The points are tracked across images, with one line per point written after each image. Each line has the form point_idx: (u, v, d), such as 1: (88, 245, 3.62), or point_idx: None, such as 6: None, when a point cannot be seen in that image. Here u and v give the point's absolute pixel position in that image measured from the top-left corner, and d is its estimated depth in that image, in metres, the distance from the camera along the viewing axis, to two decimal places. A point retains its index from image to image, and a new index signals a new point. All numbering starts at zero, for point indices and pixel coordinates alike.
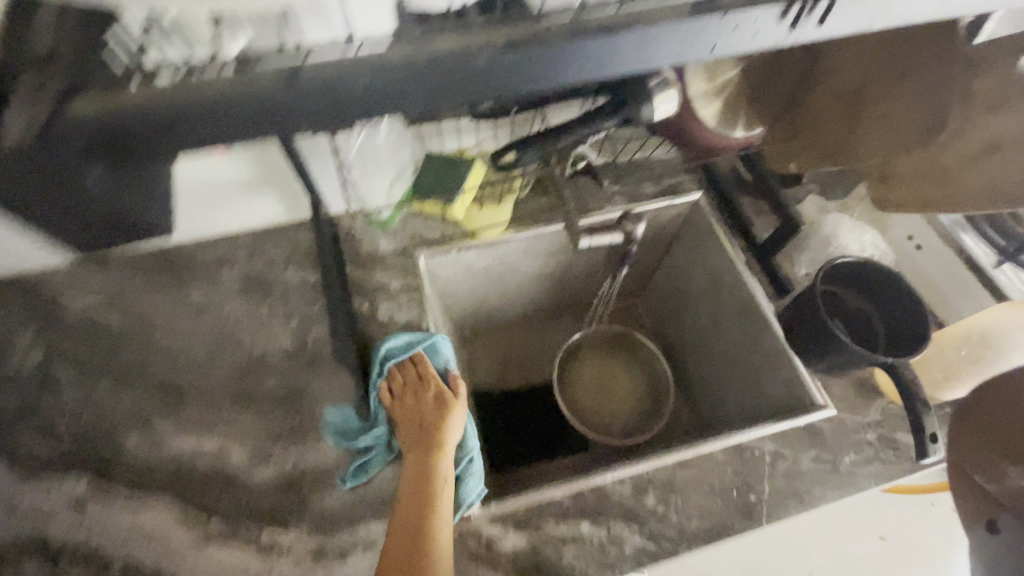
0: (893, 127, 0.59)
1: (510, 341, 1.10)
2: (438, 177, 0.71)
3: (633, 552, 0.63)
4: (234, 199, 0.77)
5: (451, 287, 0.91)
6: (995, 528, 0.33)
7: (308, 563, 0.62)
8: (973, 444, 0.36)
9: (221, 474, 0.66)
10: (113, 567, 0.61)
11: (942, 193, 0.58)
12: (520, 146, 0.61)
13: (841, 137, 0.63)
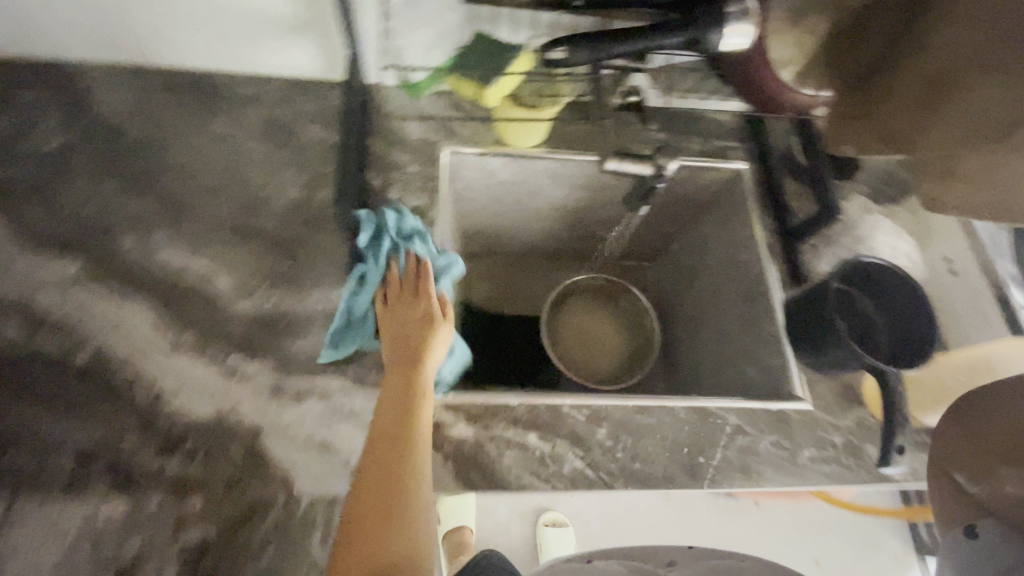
0: (961, 119, 0.59)
1: (513, 268, 1.09)
2: (481, 58, 0.68)
3: (570, 473, 0.64)
4: (273, 36, 0.76)
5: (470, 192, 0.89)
6: (973, 532, 0.51)
7: (266, 394, 0.64)
8: (975, 454, 0.53)
9: (203, 294, 0.68)
10: (88, 346, 0.63)
11: (992, 199, 0.60)
12: (570, 45, 0.57)
13: (911, 126, 0.65)
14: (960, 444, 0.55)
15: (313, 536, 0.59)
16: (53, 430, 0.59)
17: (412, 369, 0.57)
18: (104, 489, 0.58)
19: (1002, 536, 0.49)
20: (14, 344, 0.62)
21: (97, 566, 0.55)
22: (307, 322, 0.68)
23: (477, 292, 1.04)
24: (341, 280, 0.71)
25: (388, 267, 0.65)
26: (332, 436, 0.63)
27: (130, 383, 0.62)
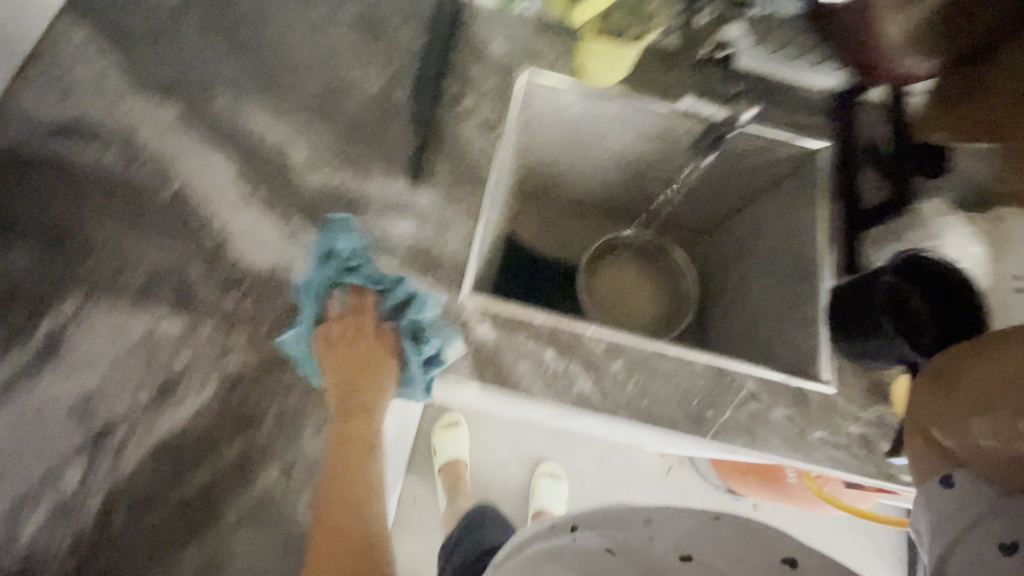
0: None
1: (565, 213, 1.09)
2: None
3: (578, 393, 0.67)
4: None
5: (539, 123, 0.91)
6: (949, 482, 0.43)
7: (318, 259, 0.69)
8: (947, 404, 0.45)
9: (278, 159, 0.73)
10: (173, 183, 0.70)
11: None
12: None
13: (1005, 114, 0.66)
14: (925, 393, 0.48)
15: None
16: (131, 247, 0.66)
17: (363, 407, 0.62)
18: (167, 307, 0.64)
19: (977, 484, 0.41)
20: (111, 169, 0.69)
21: (152, 369, 0.62)
22: (364, 205, 0.72)
23: (524, 228, 1.06)
24: (402, 174, 0.74)
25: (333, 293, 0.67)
26: (370, 309, 0.68)
27: (203, 223, 0.68)
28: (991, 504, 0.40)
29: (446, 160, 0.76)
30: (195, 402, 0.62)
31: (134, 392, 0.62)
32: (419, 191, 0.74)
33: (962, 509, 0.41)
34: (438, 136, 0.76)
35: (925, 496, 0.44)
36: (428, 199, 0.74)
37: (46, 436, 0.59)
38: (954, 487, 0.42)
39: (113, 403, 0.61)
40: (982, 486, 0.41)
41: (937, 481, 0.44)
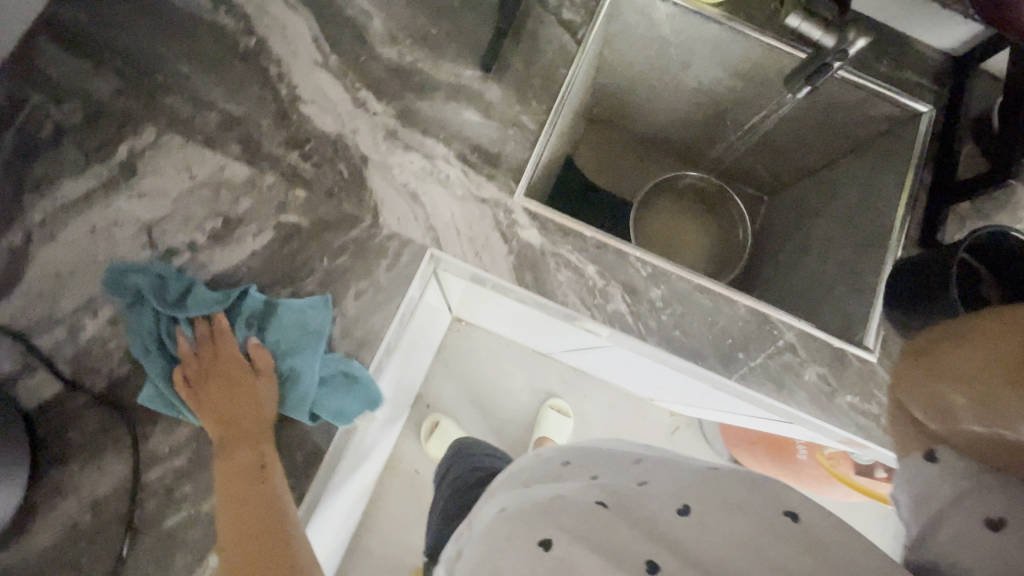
0: None
1: (627, 150, 1.04)
2: None
3: (612, 311, 0.68)
4: None
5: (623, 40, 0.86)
6: (933, 457, 0.34)
7: (383, 134, 0.69)
8: (936, 380, 0.34)
9: (356, 28, 0.72)
10: (254, 35, 0.70)
11: None
12: None
13: None
14: (911, 370, 0.36)
15: (382, 263, 0.67)
16: (211, 92, 0.68)
17: (245, 441, 0.57)
18: (235, 155, 0.67)
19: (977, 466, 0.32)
20: (197, 12, 0.70)
21: (214, 210, 0.66)
22: (433, 89, 0.71)
23: (583, 155, 1.00)
24: (475, 63, 0.73)
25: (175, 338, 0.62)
26: (422, 192, 0.69)
27: (277, 80, 0.69)
28: (982, 484, 0.32)
29: (521, 57, 0.73)
30: (249, 248, 0.65)
31: (196, 227, 0.65)
32: (489, 84, 0.72)
33: (946, 491, 0.33)
34: (518, 30, 0.74)
35: (902, 472, 0.36)
36: (497, 94, 0.72)
37: (114, 252, 0.64)
38: (938, 465, 0.34)
39: (176, 235, 0.65)
40: (975, 471, 0.32)
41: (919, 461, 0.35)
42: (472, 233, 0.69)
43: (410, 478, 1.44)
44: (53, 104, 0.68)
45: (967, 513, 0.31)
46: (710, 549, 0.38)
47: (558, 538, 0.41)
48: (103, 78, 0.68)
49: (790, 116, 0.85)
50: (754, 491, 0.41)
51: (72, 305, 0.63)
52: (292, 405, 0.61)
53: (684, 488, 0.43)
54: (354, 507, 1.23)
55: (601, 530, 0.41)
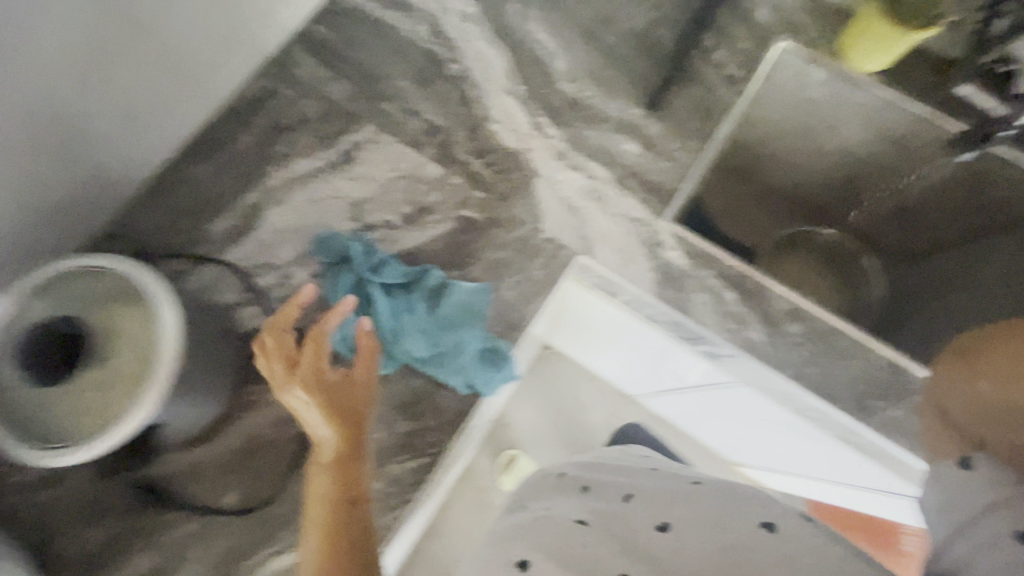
0: None
1: (755, 202, 1.01)
2: None
3: (746, 338, 0.73)
4: None
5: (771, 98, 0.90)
6: (968, 464, 0.37)
7: (554, 154, 0.80)
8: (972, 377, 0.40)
9: (543, 64, 0.84)
10: (459, 62, 0.84)
11: None
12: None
13: None
14: (954, 368, 0.41)
15: (538, 262, 0.77)
16: (421, 105, 0.82)
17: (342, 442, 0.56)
18: (431, 156, 0.81)
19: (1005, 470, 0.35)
20: (416, 39, 0.85)
21: (409, 198, 0.79)
22: (601, 120, 0.82)
23: (712, 195, 0.94)
24: (641, 103, 0.82)
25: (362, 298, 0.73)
26: (581, 207, 0.78)
27: (473, 100, 0.83)
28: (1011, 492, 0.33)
29: (683, 102, 0.82)
30: (432, 232, 0.77)
31: (392, 210, 0.78)
32: (652, 122, 0.81)
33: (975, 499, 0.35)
34: (683, 79, 0.83)
35: (935, 480, 0.38)
36: (657, 130, 0.81)
37: (327, 220, 0.78)
38: (971, 471, 0.36)
39: (377, 214, 0.78)
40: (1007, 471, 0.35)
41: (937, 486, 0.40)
42: (620, 248, 0.77)
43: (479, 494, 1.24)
44: (294, 96, 0.83)
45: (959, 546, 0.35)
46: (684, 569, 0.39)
47: (535, 558, 0.43)
48: (336, 82, 0.83)
49: (940, 183, 0.86)
50: (735, 507, 0.43)
51: (288, 257, 0.76)
52: (455, 371, 0.71)
53: (660, 509, 0.45)
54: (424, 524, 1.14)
55: (581, 544, 0.43)
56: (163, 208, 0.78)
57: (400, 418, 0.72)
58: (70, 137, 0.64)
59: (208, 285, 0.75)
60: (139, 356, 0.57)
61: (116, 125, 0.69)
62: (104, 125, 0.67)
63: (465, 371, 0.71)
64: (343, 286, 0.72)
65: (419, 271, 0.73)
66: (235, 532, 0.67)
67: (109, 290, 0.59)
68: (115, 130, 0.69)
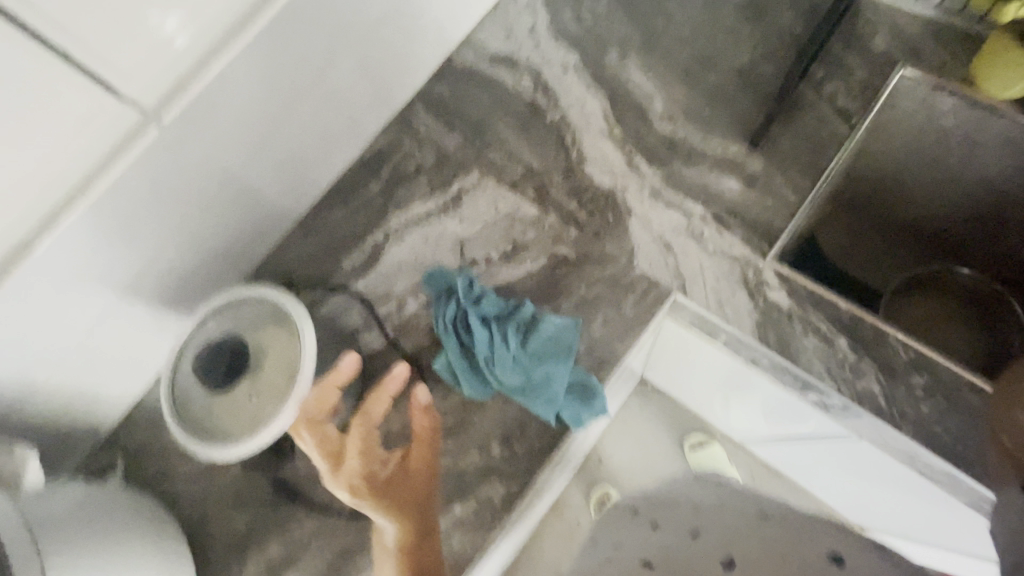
0: None
1: (878, 240, 0.93)
2: None
3: (861, 387, 0.67)
4: None
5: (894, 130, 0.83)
6: None
7: (649, 193, 0.82)
8: None
9: (640, 108, 0.87)
10: (560, 110, 0.90)
11: None
12: None
13: None
14: None
15: (631, 299, 0.78)
16: (523, 151, 0.89)
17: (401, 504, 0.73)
18: (531, 198, 0.87)
19: None
20: (521, 90, 0.93)
21: (510, 236, 0.85)
22: (698, 160, 0.82)
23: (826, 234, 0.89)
24: (741, 141, 0.82)
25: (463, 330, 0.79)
26: (676, 244, 0.79)
27: (572, 145, 0.88)
28: None
29: (789, 139, 0.80)
30: (529, 268, 0.83)
31: (494, 247, 0.85)
32: (753, 159, 0.80)
33: None
34: (789, 116, 0.81)
35: None
36: (759, 167, 0.80)
37: (436, 256, 0.86)
38: None
39: (480, 250, 0.85)
40: None
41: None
42: (717, 286, 0.76)
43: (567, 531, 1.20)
44: (412, 146, 0.94)
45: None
46: None
47: None
48: (449, 132, 0.93)
49: None
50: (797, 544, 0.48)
51: (402, 288, 0.86)
52: (547, 403, 0.74)
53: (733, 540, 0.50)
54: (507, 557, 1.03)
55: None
56: (299, 242, 0.91)
57: (494, 442, 0.76)
58: (239, 189, 0.77)
59: (335, 310, 0.86)
60: (283, 370, 0.68)
61: (274, 175, 0.81)
62: (265, 177, 0.80)
63: (555, 404, 0.73)
64: (447, 318, 0.79)
65: (515, 306, 0.79)
66: (348, 532, 0.76)
67: (263, 314, 0.71)
68: (274, 180, 0.82)
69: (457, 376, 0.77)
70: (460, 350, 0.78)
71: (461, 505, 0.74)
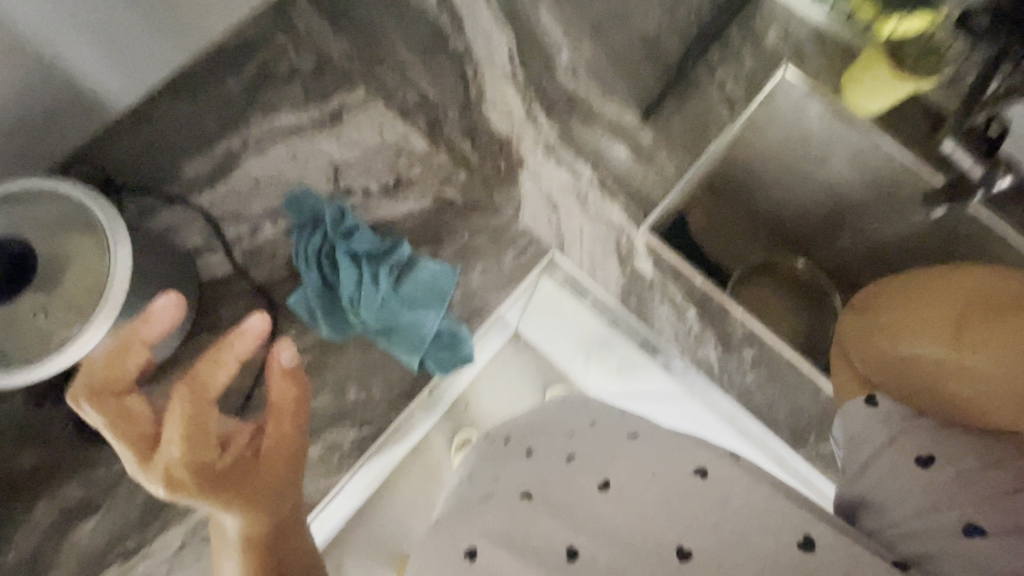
0: None
1: (738, 224, 1.03)
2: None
3: (702, 355, 0.74)
4: None
5: (766, 128, 0.89)
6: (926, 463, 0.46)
7: (542, 147, 0.79)
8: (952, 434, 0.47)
9: (546, 53, 0.83)
10: (463, 39, 0.83)
11: None
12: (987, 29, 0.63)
13: None
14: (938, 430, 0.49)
15: (508, 248, 0.77)
16: (416, 75, 0.80)
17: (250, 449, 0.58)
18: (420, 130, 0.80)
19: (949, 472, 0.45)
20: None
21: (392, 169, 0.78)
22: (595, 120, 0.81)
23: (696, 215, 0.96)
24: (637, 109, 0.82)
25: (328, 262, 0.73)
26: (560, 203, 0.78)
27: (471, 79, 0.81)
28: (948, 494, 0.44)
29: (678, 115, 0.82)
30: (409, 206, 0.77)
31: (373, 177, 0.78)
32: (644, 130, 0.81)
33: (933, 491, 0.45)
34: (682, 94, 0.83)
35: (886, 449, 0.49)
36: (649, 139, 0.81)
37: (304, 178, 0.77)
38: (925, 469, 0.46)
39: (357, 180, 0.77)
40: (997, 524, 0.41)
41: (915, 463, 0.47)
42: (591, 250, 0.77)
43: (428, 471, 1.23)
44: (292, 50, 0.82)
45: (937, 521, 0.43)
46: (624, 520, 0.44)
47: (482, 544, 0.44)
48: (334, 37, 0.82)
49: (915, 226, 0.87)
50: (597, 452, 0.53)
51: (260, 209, 0.75)
52: (410, 347, 0.71)
53: (603, 463, 0.50)
54: (363, 491, 1.04)
55: (525, 521, 0.46)
56: (136, 138, 0.76)
57: (349, 386, 0.71)
58: (64, 74, 0.71)
59: (175, 225, 0.74)
60: (86, 286, 0.56)
61: (114, 66, 0.74)
62: (101, 67, 0.73)
63: (419, 349, 0.71)
64: (311, 247, 0.72)
65: (389, 243, 0.73)
66: None
67: (69, 216, 0.58)
68: (113, 72, 0.75)
69: (313, 312, 0.71)
70: (321, 286, 0.71)
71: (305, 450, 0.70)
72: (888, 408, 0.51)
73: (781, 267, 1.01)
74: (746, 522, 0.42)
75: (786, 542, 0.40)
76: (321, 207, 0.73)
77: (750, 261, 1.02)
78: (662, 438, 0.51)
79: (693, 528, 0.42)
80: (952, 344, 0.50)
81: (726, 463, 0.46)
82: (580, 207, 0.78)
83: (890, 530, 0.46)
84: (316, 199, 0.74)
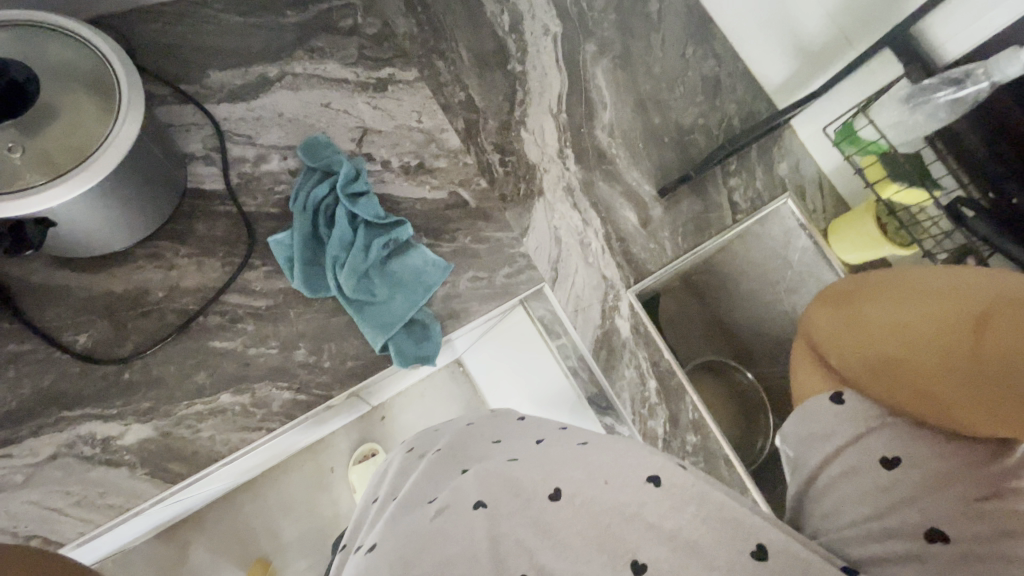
0: None
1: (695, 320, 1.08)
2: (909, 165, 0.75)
3: (649, 424, 0.76)
4: (776, 40, 0.91)
5: (755, 243, 0.96)
6: (892, 462, 0.47)
7: (563, 187, 0.82)
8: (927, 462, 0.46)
9: (591, 108, 0.87)
10: (522, 66, 0.86)
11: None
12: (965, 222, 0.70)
13: None
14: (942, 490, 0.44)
15: (502, 265, 0.76)
16: (469, 82, 0.83)
17: None
18: (456, 129, 0.81)
19: (916, 481, 0.45)
20: (495, 25, 0.86)
21: (416, 153, 0.78)
22: (616, 180, 0.85)
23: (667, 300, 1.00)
24: (655, 185, 0.87)
25: (324, 214, 0.69)
26: (564, 241, 0.80)
27: (517, 103, 0.84)
28: (923, 489, 0.44)
29: (689, 203, 0.88)
30: (421, 193, 0.76)
31: (396, 153, 0.77)
32: (656, 206, 0.86)
33: (905, 489, 0.45)
34: (697, 186, 0.89)
35: (858, 471, 0.48)
36: (658, 215, 0.86)
37: (328, 129, 0.75)
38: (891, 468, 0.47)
39: (380, 150, 0.76)
40: (957, 524, 0.42)
41: (877, 462, 0.47)
42: (578, 295, 0.79)
43: (320, 474, 1.12)
44: (357, 9, 0.81)
45: (899, 520, 0.43)
46: (579, 530, 0.45)
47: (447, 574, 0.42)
48: (404, 18, 0.83)
49: None
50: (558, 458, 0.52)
51: (272, 142, 0.73)
52: (380, 328, 0.68)
53: (553, 471, 0.50)
54: (245, 473, 0.94)
55: (493, 536, 0.45)
56: (172, 33, 0.73)
57: (300, 346, 0.67)
58: None
59: (179, 124, 0.70)
60: (72, 143, 0.51)
61: None
62: None
63: (388, 333, 0.68)
64: (313, 196, 0.69)
65: (393, 219, 0.71)
66: (63, 375, 0.61)
67: (76, 68, 0.53)
68: None
69: (292, 262, 0.67)
70: (309, 237, 0.68)
71: (230, 396, 0.64)
72: (853, 408, 0.51)
73: (722, 374, 1.07)
74: (702, 529, 0.45)
75: (741, 550, 0.43)
76: (337, 159, 0.71)
77: (697, 359, 1.07)
78: (618, 447, 0.52)
79: (648, 539, 0.44)
80: (967, 345, 0.46)
81: (676, 471, 0.49)
82: (578, 250, 0.80)
83: (826, 532, 0.47)
84: (331, 150, 0.72)
